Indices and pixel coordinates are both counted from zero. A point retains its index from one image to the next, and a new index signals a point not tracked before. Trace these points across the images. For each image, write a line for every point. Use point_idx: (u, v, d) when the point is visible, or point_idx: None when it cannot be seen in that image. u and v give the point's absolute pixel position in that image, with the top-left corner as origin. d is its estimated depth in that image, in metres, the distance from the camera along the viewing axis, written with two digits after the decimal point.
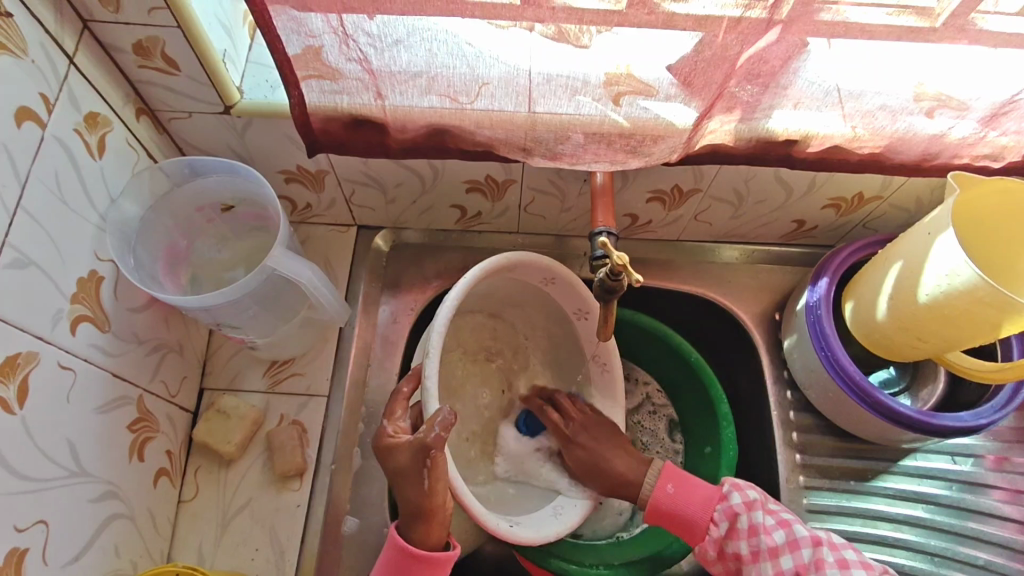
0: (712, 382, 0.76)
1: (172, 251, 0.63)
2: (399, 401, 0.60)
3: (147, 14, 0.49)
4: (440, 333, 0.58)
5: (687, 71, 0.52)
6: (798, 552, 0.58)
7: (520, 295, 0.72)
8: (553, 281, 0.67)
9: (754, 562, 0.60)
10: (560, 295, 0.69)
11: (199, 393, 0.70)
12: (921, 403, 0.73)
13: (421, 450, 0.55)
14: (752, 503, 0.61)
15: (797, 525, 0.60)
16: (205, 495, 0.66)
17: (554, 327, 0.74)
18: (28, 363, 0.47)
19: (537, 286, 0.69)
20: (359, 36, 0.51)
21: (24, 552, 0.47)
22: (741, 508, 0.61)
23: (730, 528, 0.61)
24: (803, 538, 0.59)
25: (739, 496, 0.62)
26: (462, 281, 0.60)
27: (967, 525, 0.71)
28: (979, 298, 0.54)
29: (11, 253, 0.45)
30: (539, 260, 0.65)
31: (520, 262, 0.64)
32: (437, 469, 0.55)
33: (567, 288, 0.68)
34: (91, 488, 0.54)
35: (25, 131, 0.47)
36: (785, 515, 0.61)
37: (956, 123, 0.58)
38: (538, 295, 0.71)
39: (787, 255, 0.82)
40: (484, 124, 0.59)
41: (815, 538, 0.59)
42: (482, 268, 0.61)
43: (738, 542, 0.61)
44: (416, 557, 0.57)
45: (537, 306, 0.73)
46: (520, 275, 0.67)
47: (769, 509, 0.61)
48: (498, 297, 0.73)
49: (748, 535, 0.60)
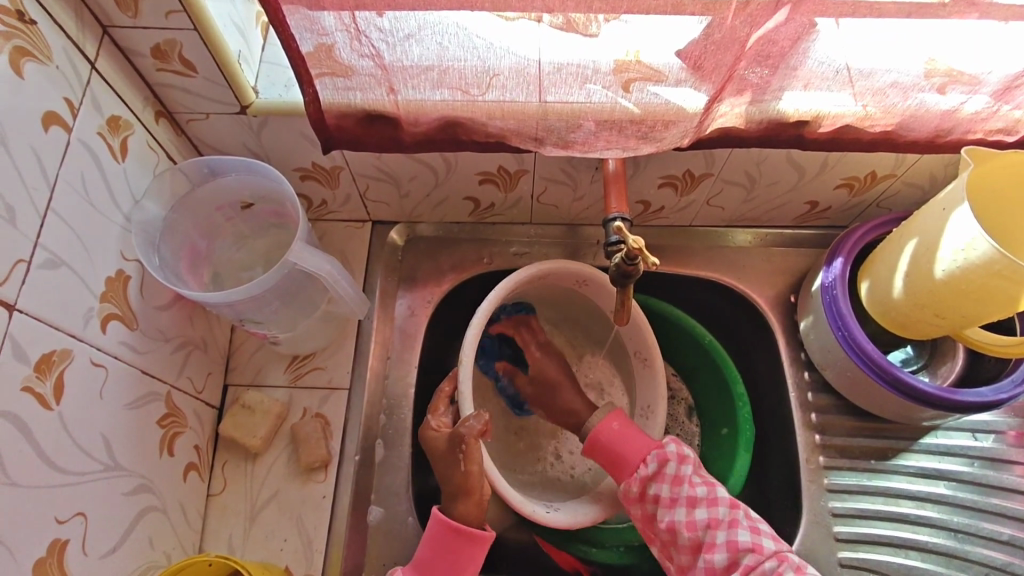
0: (726, 363, 0.76)
1: (193, 252, 0.64)
2: (443, 399, 0.66)
3: (165, 18, 0.50)
4: (471, 343, 0.64)
5: (696, 54, 0.53)
6: (714, 508, 0.59)
7: (558, 295, 0.77)
8: (587, 283, 0.71)
9: (670, 507, 0.60)
10: (597, 296, 0.73)
11: (223, 389, 0.71)
12: (941, 380, 0.72)
13: (455, 440, 0.61)
14: (685, 457, 0.63)
15: (719, 487, 0.61)
16: (233, 488, 0.68)
17: (596, 321, 0.78)
18: (62, 359, 0.48)
19: (572, 288, 0.74)
20: (371, 31, 0.52)
21: (65, 543, 0.48)
22: (673, 454, 0.62)
23: (657, 471, 0.62)
24: (722, 498, 0.60)
25: (675, 446, 0.63)
26: (490, 294, 0.66)
27: (991, 501, 0.70)
28: (996, 272, 0.54)
29: (44, 254, 0.47)
30: (572, 266, 0.69)
31: (548, 270, 0.69)
32: (472, 454, 0.60)
33: (598, 287, 0.71)
34: (125, 482, 0.55)
35: (52, 135, 0.48)
36: (710, 479, 0.62)
37: (968, 98, 0.58)
38: (576, 295, 0.75)
39: (800, 237, 0.82)
40: (496, 115, 0.60)
41: (733, 500, 0.60)
42: (514, 278, 0.67)
43: (661, 484, 0.61)
44: (458, 531, 0.59)
45: (577, 305, 0.78)
46: (554, 279, 0.72)
47: (699, 469, 0.62)
48: (537, 299, 0.78)
49: (672, 481, 0.61)
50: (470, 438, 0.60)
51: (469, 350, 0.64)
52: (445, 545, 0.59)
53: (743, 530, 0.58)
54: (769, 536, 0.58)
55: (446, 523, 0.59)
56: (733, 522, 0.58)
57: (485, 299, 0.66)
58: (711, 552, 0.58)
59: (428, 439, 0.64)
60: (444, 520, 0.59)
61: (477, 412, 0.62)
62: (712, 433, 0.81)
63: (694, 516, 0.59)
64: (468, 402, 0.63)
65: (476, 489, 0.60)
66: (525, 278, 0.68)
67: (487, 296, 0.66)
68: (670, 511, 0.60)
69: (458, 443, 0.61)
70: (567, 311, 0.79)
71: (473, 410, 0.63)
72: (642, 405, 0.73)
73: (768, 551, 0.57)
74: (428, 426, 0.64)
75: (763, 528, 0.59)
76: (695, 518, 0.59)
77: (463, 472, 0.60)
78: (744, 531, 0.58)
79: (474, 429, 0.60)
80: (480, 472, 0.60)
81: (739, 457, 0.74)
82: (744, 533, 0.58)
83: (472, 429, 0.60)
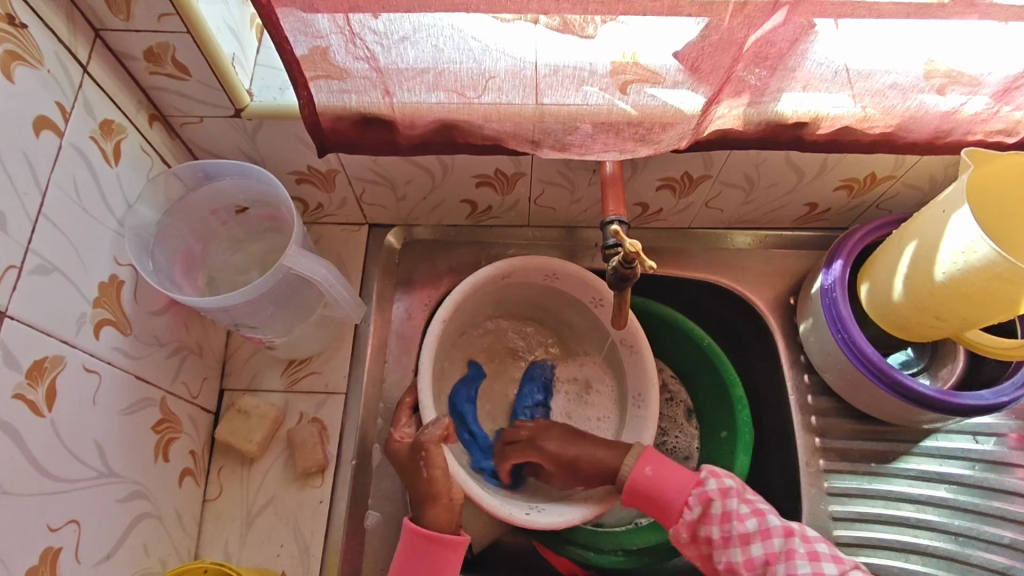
0: (725, 366, 0.76)
1: (188, 256, 0.64)
2: (404, 411, 0.67)
3: (157, 21, 0.50)
4: (432, 341, 0.65)
5: (694, 56, 0.52)
6: (768, 541, 0.58)
7: (537, 295, 0.77)
8: (556, 276, 0.72)
9: (725, 547, 0.59)
10: (569, 288, 0.73)
11: (219, 394, 0.71)
12: (941, 382, 0.71)
13: (417, 448, 0.61)
14: (728, 490, 0.61)
15: (771, 515, 0.60)
16: (229, 494, 0.67)
17: (578, 320, 0.77)
18: (54, 366, 0.48)
19: (545, 284, 0.74)
20: (365, 34, 0.51)
21: (57, 551, 0.48)
22: (715, 494, 0.60)
23: (704, 512, 0.60)
24: (774, 527, 0.59)
25: (715, 483, 0.61)
26: (446, 299, 0.67)
27: (992, 504, 0.70)
28: (997, 274, 0.53)
29: (36, 259, 0.47)
30: (534, 261, 0.70)
31: (513, 265, 0.70)
32: (434, 459, 0.60)
33: (571, 280, 0.71)
34: (119, 489, 0.55)
35: (44, 140, 0.48)
36: (758, 504, 0.61)
37: (968, 98, 0.57)
38: (553, 293, 0.75)
39: (800, 239, 0.81)
40: (493, 117, 0.59)
41: (787, 529, 0.59)
42: (472, 279, 0.68)
43: (711, 527, 0.60)
44: (431, 539, 0.58)
45: (559, 306, 0.77)
46: (521, 277, 0.73)
47: (745, 499, 0.61)
48: (517, 302, 0.78)
49: (720, 521, 0.60)
50: (432, 444, 0.61)
51: (431, 348, 0.65)
52: (419, 553, 0.58)
53: (802, 561, 0.56)
54: (830, 558, 0.57)
55: (418, 531, 0.59)
56: (789, 553, 0.57)
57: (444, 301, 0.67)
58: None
59: (392, 450, 0.64)
60: (416, 529, 0.59)
61: (438, 418, 0.62)
62: (711, 436, 0.80)
63: (750, 554, 0.58)
64: (430, 408, 0.63)
65: (444, 494, 0.60)
66: (489, 274, 0.69)
67: (445, 298, 0.67)
68: (726, 552, 0.59)
69: (419, 450, 0.61)
70: (551, 313, 0.79)
71: (436, 415, 0.63)
72: (634, 395, 0.72)
73: None
74: (390, 439, 0.65)
75: (821, 551, 0.57)
76: (752, 555, 0.58)
77: (426, 479, 0.60)
78: (803, 562, 0.56)
79: (434, 435, 0.61)
80: (445, 476, 0.60)
81: (737, 459, 0.73)
82: (803, 565, 0.56)
83: (433, 436, 0.61)
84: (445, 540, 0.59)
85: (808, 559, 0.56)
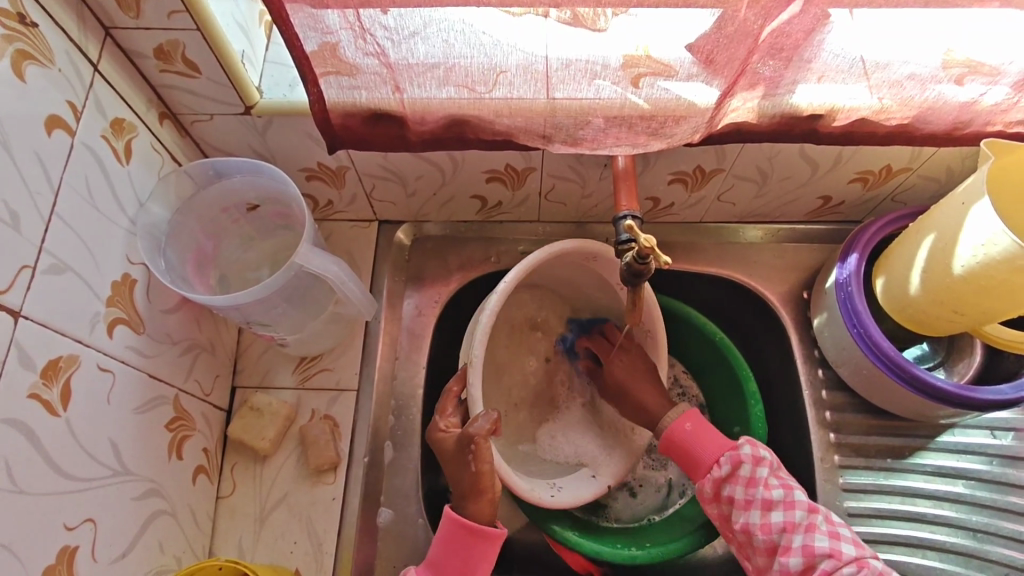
0: (738, 360, 0.75)
1: (199, 254, 0.64)
2: (450, 399, 0.63)
3: (167, 18, 0.49)
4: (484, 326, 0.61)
5: (708, 48, 0.51)
6: (790, 511, 0.57)
7: (568, 274, 0.73)
8: (598, 260, 0.68)
9: (745, 509, 0.58)
10: (606, 273, 0.70)
11: (232, 391, 0.71)
12: (958, 377, 0.71)
13: (465, 440, 0.59)
14: (761, 459, 0.60)
15: (798, 489, 0.58)
16: (242, 491, 0.68)
17: (602, 300, 0.75)
18: (69, 366, 0.48)
19: (583, 264, 0.70)
20: (375, 29, 0.51)
21: (74, 550, 0.48)
22: (748, 458, 0.60)
23: (732, 472, 0.60)
24: (800, 501, 0.57)
25: (750, 449, 0.60)
26: (498, 285, 0.62)
27: (1010, 500, 0.69)
28: (1018, 267, 0.52)
29: (50, 259, 0.47)
30: (584, 245, 0.66)
31: (564, 250, 0.66)
32: (482, 453, 0.59)
33: (612, 266, 0.68)
34: (134, 486, 0.55)
35: (56, 140, 0.48)
36: (789, 480, 0.59)
37: (988, 88, 0.56)
38: (586, 273, 0.72)
39: (813, 232, 0.81)
40: (503, 112, 0.59)
41: (811, 505, 0.57)
42: (522, 265, 0.63)
43: (736, 487, 0.59)
44: (470, 531, 0.59)
45: (587, 284, 0.74)
46: (564, 257, 0.69)
47: (777, 470, 0.59)
48: (543, 276, 0.74)
49: (747, 484, 0.59)
50: (480, 438, 0.59)
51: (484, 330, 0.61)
52: (458, 543, 0.59)
53: (820, 536, 0.55)
54: (851, 541, 0.56)
55: (459, 521, 0.59)
56: (810, 526, 0.56)
57: (497, 286, 0.62)
58: (786, 556, 0.56)
59: (437, 441, 0.62)
60: (457, 519, 0.59)
61: (487, 411, 0.60)
62: (724, 430, 0.80)
63: (769, 520, 0.57)
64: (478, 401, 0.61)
65: (490, 489, 0.59)
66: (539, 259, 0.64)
67: (499, 284, 0.62)
68: (745, 514, 0.58)
69: (467, 444, 0.59)
70: (577, 289, 0.76)
71: (483, 409, 0.61)
72: None
73: (847, 558, 0.54)
74: (435, 428, 0.63)
75: (843, 533, 0.56)
76: (770, 521, 0.57)
77: (474, 473, 0.59)
78: (822, 537, 0.55)
79: (484, 428, 0.59)
80: (491, 471, 0.59)
81: None
82: (822, 539, 0.55)
83: (481, 429, 0.59)
84: (483, 533, 0.59)
85: (828, 536, 0.55)
